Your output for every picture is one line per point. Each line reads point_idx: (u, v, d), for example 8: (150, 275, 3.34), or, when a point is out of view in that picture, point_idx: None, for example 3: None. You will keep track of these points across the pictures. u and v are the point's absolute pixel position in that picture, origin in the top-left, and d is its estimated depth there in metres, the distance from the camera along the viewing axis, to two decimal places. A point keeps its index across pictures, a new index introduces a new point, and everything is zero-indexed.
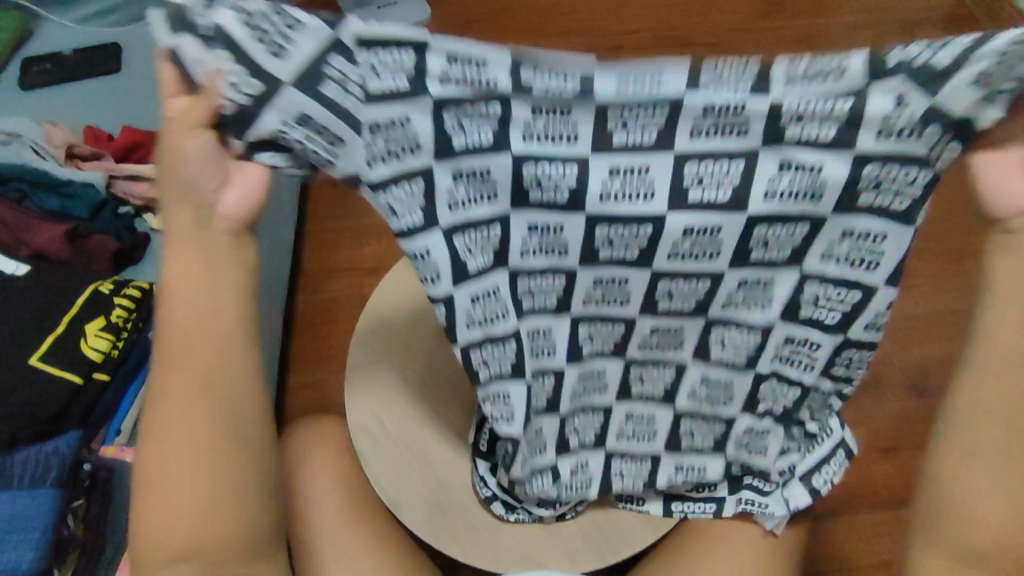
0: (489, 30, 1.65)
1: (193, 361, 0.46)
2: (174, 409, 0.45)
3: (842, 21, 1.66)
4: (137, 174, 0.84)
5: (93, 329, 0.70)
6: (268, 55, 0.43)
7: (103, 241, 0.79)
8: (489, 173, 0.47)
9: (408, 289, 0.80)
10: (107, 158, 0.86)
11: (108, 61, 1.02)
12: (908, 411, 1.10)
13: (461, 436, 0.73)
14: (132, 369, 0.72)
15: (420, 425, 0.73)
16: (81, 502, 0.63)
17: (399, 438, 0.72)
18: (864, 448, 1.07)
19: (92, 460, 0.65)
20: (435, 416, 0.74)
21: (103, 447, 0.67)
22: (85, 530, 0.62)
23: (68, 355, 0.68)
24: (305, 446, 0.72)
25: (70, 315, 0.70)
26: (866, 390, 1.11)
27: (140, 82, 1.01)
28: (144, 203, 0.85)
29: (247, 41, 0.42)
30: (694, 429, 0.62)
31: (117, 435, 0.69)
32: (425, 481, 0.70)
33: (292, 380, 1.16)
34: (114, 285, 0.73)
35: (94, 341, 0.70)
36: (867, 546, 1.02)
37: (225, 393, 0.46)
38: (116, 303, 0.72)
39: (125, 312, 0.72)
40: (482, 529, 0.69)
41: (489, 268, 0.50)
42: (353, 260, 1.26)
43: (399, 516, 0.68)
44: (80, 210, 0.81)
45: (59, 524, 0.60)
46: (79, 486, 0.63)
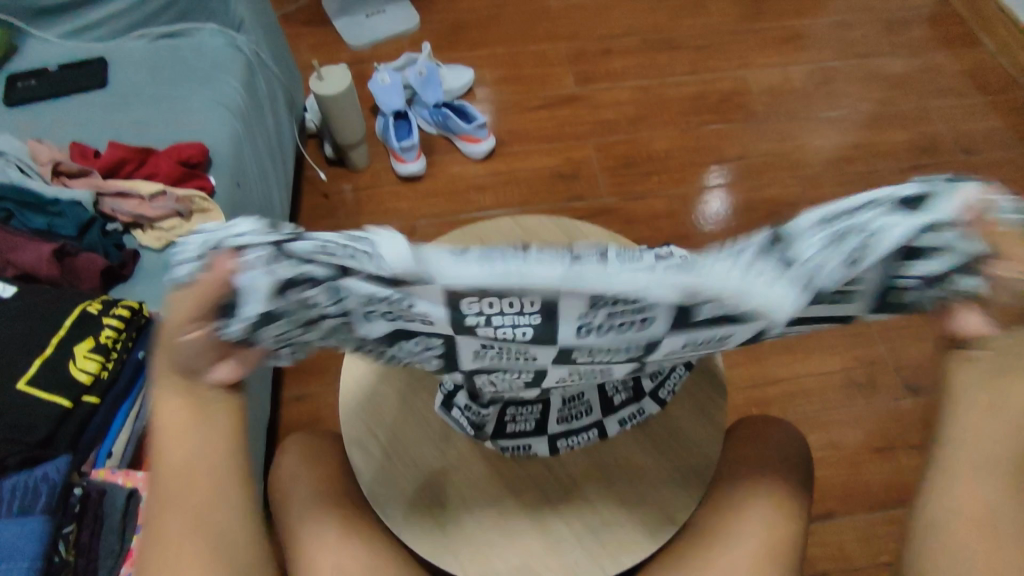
0: (479, 36, 1.65)
1: (183, 517, 0.47)
2: (161, 556, 0.47)
3: (826, 23, 1.68)
4: (125, 191, 0.85)
5: (82, 350, 0.69)
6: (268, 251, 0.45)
7: (93, 260, 0.78)
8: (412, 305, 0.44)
9: None
10: (94, 174, 0.86)
11: (94, 76, 1.02)
12: (903, 408, 1.11)
13: (450, 444, 0.72)
14: (123, 389, 0.72)
15: (411, 433, 0.73)
16: (72, 528, 0.62)
17: (389, 445, 0.72)
18: (860, 448, 1.08)
19: (82, 485, 0.64)
20: (427, 424, 0.73)
21: (95, 471, 0.67)
22: (76, 556, 0.62)
23: (59, 377, 0.67)
24: (296, 467, 0.72)
25: (58, 336, 0.69)
26: (861, 389, 1.12)
27: (126, 96, 1.00)
28: (132, 219, 0.85)
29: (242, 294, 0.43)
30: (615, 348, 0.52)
31: (108, 458, 0.69)
32: (415, 488, 0.70)
33: (285, 394, 1.15)
34: (102, 305, 0.72)
35: (83, 362, 0.69)
36: (867, 546, 1.02)
37: (212, 533, 0.48)
38: (105, 323, 0.71)
39: (114, 333, 0.71)
40: (474, 534, 0.68)
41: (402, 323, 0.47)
42: None
43: (389, 523, 0.68)
44: (68, 229, 0.80)
45: (49, 552, 0.59)
46: (69, 512, 0.62)
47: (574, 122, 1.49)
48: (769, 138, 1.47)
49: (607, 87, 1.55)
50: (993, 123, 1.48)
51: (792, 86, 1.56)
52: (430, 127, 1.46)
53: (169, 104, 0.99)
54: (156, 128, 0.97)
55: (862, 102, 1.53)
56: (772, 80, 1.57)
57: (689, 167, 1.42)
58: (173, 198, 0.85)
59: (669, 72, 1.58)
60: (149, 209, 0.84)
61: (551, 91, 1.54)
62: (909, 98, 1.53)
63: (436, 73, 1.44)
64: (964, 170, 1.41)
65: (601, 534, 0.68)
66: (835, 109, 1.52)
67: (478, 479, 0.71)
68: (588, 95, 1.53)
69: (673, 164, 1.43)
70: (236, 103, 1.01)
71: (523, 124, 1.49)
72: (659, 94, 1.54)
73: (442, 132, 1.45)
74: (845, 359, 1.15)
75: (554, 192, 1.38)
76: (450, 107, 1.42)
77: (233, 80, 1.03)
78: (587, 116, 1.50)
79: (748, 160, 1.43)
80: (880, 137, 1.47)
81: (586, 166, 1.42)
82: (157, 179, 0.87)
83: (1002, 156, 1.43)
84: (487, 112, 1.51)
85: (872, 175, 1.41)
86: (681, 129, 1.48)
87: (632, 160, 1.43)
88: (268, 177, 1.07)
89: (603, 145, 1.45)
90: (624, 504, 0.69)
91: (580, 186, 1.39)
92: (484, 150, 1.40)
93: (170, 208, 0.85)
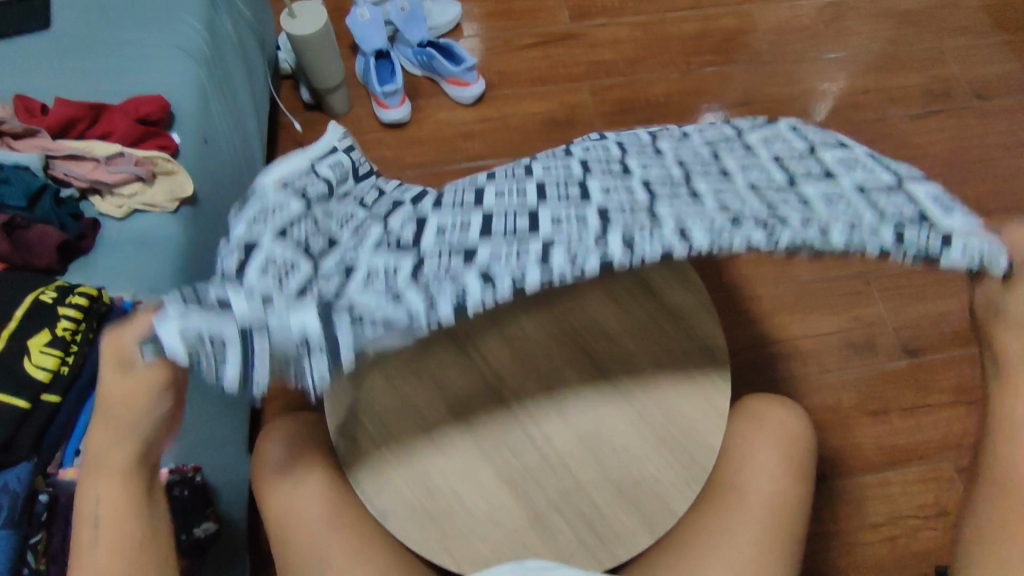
0: None
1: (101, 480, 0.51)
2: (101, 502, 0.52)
3: None
4: (78, 154, 0.76)
5: (38, 344, 0.58)
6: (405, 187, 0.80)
7: (47, 233, 0.70)
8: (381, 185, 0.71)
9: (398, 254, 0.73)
10: (42, 134, 0.77)
11: (39, 15, 0.90)
12: (899, 368, 1.11)
13: (466, 410, 0.68)
14: (87, 384, 0.61)
15: (422, 410, 0.68)
16: (40, 537, 0.54)
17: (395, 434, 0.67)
18: (855, 408, 1.08)
19: (50, 490, 0.56)
20: (437, 399, 0.68)
21: (64, 471, 0.57)
22: (48, 566, 0.54)
23: (8, 376, 0.56)
24: (280, 454, 0.67)
25: (8, 330, 0.58)
26: (861, 350, 1.12)
27: (75, 42, 0.89)
28: (88, 185, 0.76)
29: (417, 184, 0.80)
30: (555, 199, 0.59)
31: (78, 456, 0.59)
32: (438, 476, 0.65)
33: None
34: (58, 292, 0.61)
35: (38, 358, 0.57)
36: (858, 508, 1.02)
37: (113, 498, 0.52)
38: (60, 314, 0.59)
39: (73, 324, 0.60)
40: (487, 529, 0.63)
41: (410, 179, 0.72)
42: None
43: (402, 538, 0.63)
44: (16, 198, 0.71)
45: (18, 565, 0.52)
46: (36, 521, 0.54)
47: (568, 63, 1.39)
48: (774, 82, 1.38)
49: (604, 23, 1.44)
50: (1012, 65, 1.40)
51: (802, 23, 1.45)
52: (414, 67, 1.36)
53: (121, 51, 0.89)
54: (108, 79, 0.87)
55: (873, 40, 1.43)
56: (781, 16, 1.46)
57: (688, 112, 1.34)
58: (132, 161, 0.77)
59: (671, 7, 1.46)
60: (106, 174, 0.76)
61: (545, 28, 1.43)
62: (925, 39, 1.43)
63: (419, 8, 1.33)
64: (980, 119, 1.34)
65: (615, 536, 0.63)
66: (839, 50, 1.42)
67: (427, 476, 0.65)
68: (584, 33, 1.42)
69: (673, 110, 1.34)
70: (200, 50, 0.92)
71: (515, 64, 1.38)
72: (660, 32, 1.43)
73: (427, 75, 1.36)
74: (843, 319, 1.15)
75: (546, 141, 1.30)
76: (436, 47, 1.32)
77: (196, 23, 0.93)
78: (583, 56, 1.40)
79: (756, 105, 1.35)
80: (892, 79, 1.39)
81: (581, 112, 1.34)
82: (112, 138, 0.79)
83: (1017, 101, 1.36)
84: (474, 51, 1.40)
85: (883, 122, 1.34)
86: (682, 71, 1.39)
87: (630, 105, 1.35)
88: (243, 129, 1.03)
89: (599, 89, 1.36)
90: (602, 513, 0.64)
91: (576, 134, 1.31)
92: (473, 94, 1.31)
93: (129, 172, 0.77)
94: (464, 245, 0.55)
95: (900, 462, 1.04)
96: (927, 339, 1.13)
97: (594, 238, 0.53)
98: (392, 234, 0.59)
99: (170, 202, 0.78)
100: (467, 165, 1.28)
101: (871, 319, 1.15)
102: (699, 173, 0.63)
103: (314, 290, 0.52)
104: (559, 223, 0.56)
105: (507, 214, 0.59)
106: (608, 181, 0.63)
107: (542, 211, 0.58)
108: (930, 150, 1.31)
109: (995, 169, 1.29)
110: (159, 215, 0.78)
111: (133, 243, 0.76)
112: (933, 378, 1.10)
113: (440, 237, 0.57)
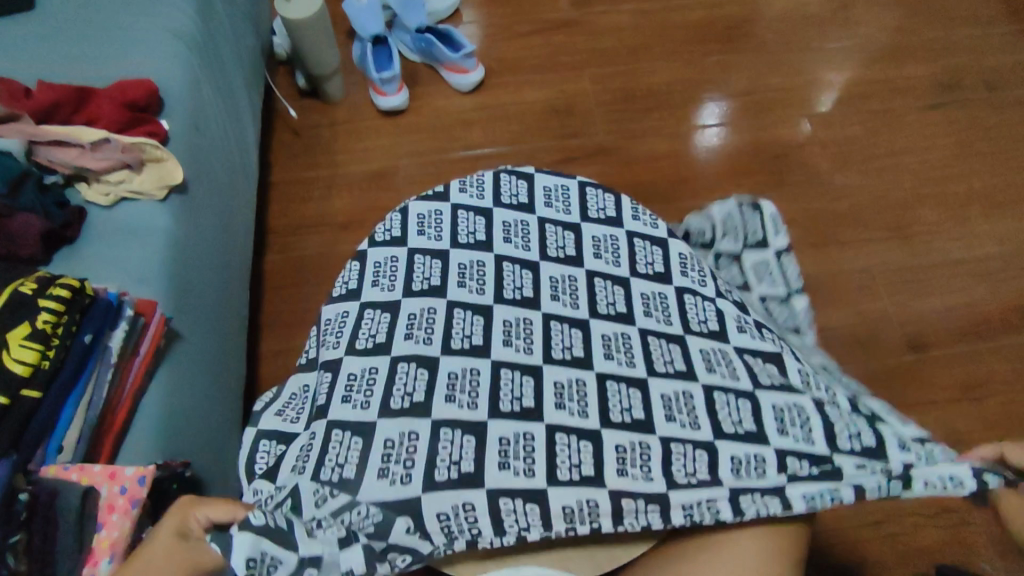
0: None
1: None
2: None
3: None
4: (63, 139, 0.74)
5: (17, 337, 0.56)
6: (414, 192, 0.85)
7: (32, 222, 0.68)
8: (395, 260, 0.80)
9: (403, 279, 0.78)
10: (24, 118, 0.74)
11: None
12: (902, 363, 1.09)
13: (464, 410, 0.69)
14: (69, 378, 0.59)
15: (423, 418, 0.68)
16: (19, 536, 0.52)
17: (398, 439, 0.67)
18: None
19: (30, 488, 0.54)
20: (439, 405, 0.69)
21: (44, 468, 0.56)
22: (28, 565, 0.52)
23: None
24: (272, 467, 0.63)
25: None
26: (865, 345, 1.10)
27: (59, 25, 0.87)
28: (73, 171, 0.74)
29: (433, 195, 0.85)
30: (562, 355, 0.73)
31: (61, 453, 0.58)
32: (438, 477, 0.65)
33: (263, 348, 1.09)
34: (38, 284, 0.59)
35: (17, 352, 0.56)
36: (859, 506, 1.00)
37: None
38: (41, 306, 0.58)
39: (54, 317, 0.58)
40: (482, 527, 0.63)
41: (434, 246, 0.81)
42: (320, 215, 1.19)
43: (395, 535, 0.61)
44: None
45: None
46: (14, 521, 0.52)
47: (569, 50, 1.36)
48: (780, 71, 1.35)
49: (605, 10, 1.41)
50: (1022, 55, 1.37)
51: (807, 11, 1.42)
52: (413, 54, 1.34)
53: (108, 34, 0.86)
54: (95, 63, 0.84)
55: (882, 30, 1.41)
56: (786, 4, 1.43)
57: (691, 102, 1.32)
58: (118, 148, 0.75)
59: None
60: (92, 160, 0.74)
61: (545, 15, 1.40)
62: (932, 27, 1.40)
63: None
64: (988, 110, 1.31)
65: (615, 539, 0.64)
66: (846, 38, 1.39)
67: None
68: (584, 19, 1.39)
69: (675, 99, 1.32)
70: (190, 33, 0.89)
71: (515, 51, 1.35)
72: (663, 20, 1.40)
73: (426, 61, 1.33)
74: (846, 314, 1.13)
75: (545, 130, 1.28)
76: (434, 33, 1.29)
77: (186, 7, 0.90)
78: (584, 43, 1.37)
79: (760, 95, 1.33)
80: (899, 69, 1.36)
81: (582, 101, 1.31)
82: (98, 124, 0.77)
83: None
84: (473, 37, 1.37)
85: (888, 113, 1.31)
86: (684, 60, 1.36)
87: (631, 94, 1.32)
88: (237, 116, 1.01)
89: (600, 78, 1.33)
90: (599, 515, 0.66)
91: (576, 123, 1.29)
92: (472, 82, 1.28)
93: (115, 159, 0.74)
94: (473, 415, 0.68)
95: None
96: (931, 334, 1.11)
97: (582, 436, 0.68)
98: (401, 382, 0.71)
99: (158, 190, 0.76)
100: (465, 153, 1.25)
101: (875, 314, 1.13)
102: (685, 351, 0.74)
103: (341, 472, 0.65)
104: (563, 390, 0.71)
105: (515, 380, 0.71)
106: (606, 324, 0.76)
107: (560, 383, 0.71)
108: (936, 142, 1.28)
109: (1002, 161, 1.27)
110: (147, 203, 0.76)
111: (121, 230, 0.74)
112: (937, 374, 1.08)
113: (454, 388, 0.70)
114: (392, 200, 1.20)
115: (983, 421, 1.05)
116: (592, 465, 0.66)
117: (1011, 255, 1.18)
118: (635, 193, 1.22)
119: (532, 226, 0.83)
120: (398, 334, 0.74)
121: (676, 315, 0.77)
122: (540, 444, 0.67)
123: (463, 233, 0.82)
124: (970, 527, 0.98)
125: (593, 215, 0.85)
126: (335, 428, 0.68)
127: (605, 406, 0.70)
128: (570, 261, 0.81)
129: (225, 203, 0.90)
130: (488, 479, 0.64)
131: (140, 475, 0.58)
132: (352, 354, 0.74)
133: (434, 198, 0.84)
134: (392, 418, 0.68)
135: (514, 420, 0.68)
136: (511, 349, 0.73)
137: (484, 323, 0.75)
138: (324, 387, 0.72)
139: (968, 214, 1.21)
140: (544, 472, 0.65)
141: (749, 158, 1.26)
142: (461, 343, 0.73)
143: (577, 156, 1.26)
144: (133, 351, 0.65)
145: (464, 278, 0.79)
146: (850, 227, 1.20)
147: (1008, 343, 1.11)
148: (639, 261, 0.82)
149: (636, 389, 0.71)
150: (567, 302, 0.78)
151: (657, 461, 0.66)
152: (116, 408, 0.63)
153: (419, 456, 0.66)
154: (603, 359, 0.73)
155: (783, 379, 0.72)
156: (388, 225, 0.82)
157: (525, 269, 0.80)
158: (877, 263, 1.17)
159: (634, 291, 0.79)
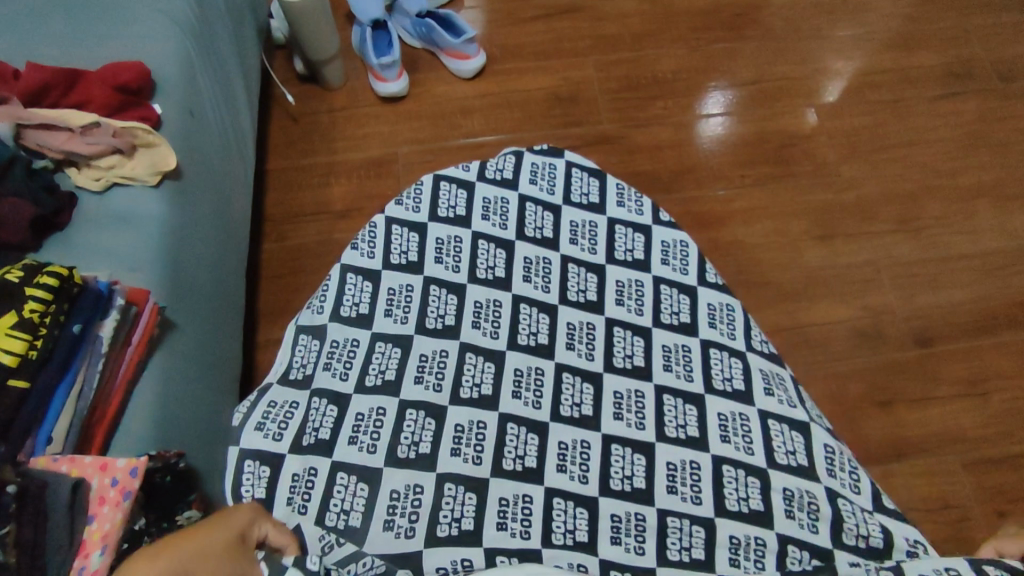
0: None
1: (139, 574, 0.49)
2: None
3: None
4: (52, 123, 0.72)
5: (4, 325, 0.55)
6: (429, 212, 0.92)
7: (20, 206, 0.66)
8: (411, 289, 0.88)
9: (413, 305, 0.87)
10: (13, 101, 0.72)
11: None
12: (906, 358, 1.08)
13: None
14: (58, 368, 0.58)
15: None
16: (9, 528, 0.50)
17: None
18: (861, 399, 1.05)
19: (19, 478, 0.52)
20: None
21: (33, 459, 0.55)
22: (19, 556, 0.50)
23: None
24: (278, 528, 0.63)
25: None
26: (869, 339, 1.09)
27: (50, 5, 0.84)
28: (63, 156, 0.72)
29: (454, 222, 0.91)
30: (571, 411, 0.82)
31: (51, 443, 0.57)
32: None
33: (260, 337, 1.07)
34: (26, 272, 0.58)
35: (4, 341, 0.55)
36: None
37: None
38: (29, 294, 0.57)
39: (42, 305, 0.57)
40: None
41: (450, 281, 0.88)
42: (319, 203, 1.17)
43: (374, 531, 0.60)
44: None
45: None
46: (3, 512, 0.51)
47: (573, 36, 1.33)
48: (787, 60, 1.33)
49: None
50: None
51: None
52: (413, 40, 1.31)
53: (100, 14, 0.84)
54: (86, 44, 0.82)
55: (891, 18, 1.38)
56: None
57: (697, 90, 1.29)
58: (110, 132, 0.73)
59: None
60: (82, 144, 0.72)
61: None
62: (943, 16, 1.38)
63: None
64: (999, 102, 1.29)
65: None
66: (855, 27, 1.37)
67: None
68: (589, 5, 1.37)
69: (681, 87, 1.29)
70: (185, 15, 0.87)
71: (518, 37, 1.33)
72: (669, 6, 1.37)
73: (426, 47, 1.30)
74: (851, 308, 1.11)
75: (548, 118, 1.25)
76: (435, 18, 1.26)
77: None
78: (588, 29, 1.34)
79: (767, 84, 1.30)
80: (908, 58, 1.33)
81: (585, 89, 1.29)
82: (89, 108, 0.75)
83: None
84: (475, 23, 1.34)
85: (897, 103, 1.29)
86: (690, 47, 1.33)
87: (636, 82, 1.29)
88: (234, 102, 0.99)
89: (604, 65, 1.31)
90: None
91: (579, 111, 1.26)
92: (474, 68, 1.26)
93: (106, 143, 0.72)
94: (478, 465, 0.77)
95: (907, 454, 1.01)
96: (936, 329, 1.10)
97: (579, 503, 0.77)
98: (409, 433, 0.79)
99: (151, 175, 0.74)
100: (466, 142, 1.23)
101: (880, 308, 1.11)
102: (700, 415, 0.83)
103: (342, 523, 0.73)
104: (568, 453, 0.79)
105: (520, 437, 0.80)
106: (611, 381, 0.84)
107: (566, 446, 0.80)
108: (945, 133, 1.26)
109: (1012, 154, 1.25)
110: (139, 189, 0.74)
111: (112, 215, 0.72)
112: (941, 369, 1.07)
113: (462, 439, 0.79)
114: (392, 188, 1.19)
115: (986, 417, 1.04)
116: (584, 525, 0.75)
117: (1019, 250, 1.16)
118: (638, 183, 1.20)
119: (554, 264, 0.91)
120: (411, 378, 0.82)
121: (682, 370, 0.85)
122: (540, 514, 0.75)
123: (481, 269, 0.89)
124: (971, 523, 0.97)
125: (619, 257, 0.92)
126: (339, 472, 0.76)
127: (594, 470, 0.79)
128: (587, 308, 0.89)
129: (221, 191, 0.88)
130: (484, 537, 0.73)
131: (133, 466, 0.56)
132: (369, 385, 0.82)
133: (454, 226, 0.91)
134: (399, 468, 0.77)
135: (517, 478, 0.77)
136: (521, 402, 0.82)
137: (500, 375, 0.83)
138: (336, 415, 0.80)
139: (975, 207, 1.20)
140: (539, 536, 0.74)
141: (755, 148, 1.24)
142: (469, 392, 0.82)
143: (581, 145, 1.24)
144: (125, 340, 0.63)
145: (478, 319, 0.87)
146: (856, 219, 1.18)
147: (1013, 339, 1.09)
148: (663, 310, 0.89)
149: (642, 455, 0.80)
150: (580, 355, 0.86)
151: (636, 522, 0.76)
152: (108, 398, 0.62)
153: (424, 507, 0.75)
154: (611, 421, 0.82)
155: (776, 444, 0.80)
156: (404, 250, 0.90)
157: (540, 314, 0.88)
158: (883, 257, 1.15)
159: (655, 343, 0.87)
